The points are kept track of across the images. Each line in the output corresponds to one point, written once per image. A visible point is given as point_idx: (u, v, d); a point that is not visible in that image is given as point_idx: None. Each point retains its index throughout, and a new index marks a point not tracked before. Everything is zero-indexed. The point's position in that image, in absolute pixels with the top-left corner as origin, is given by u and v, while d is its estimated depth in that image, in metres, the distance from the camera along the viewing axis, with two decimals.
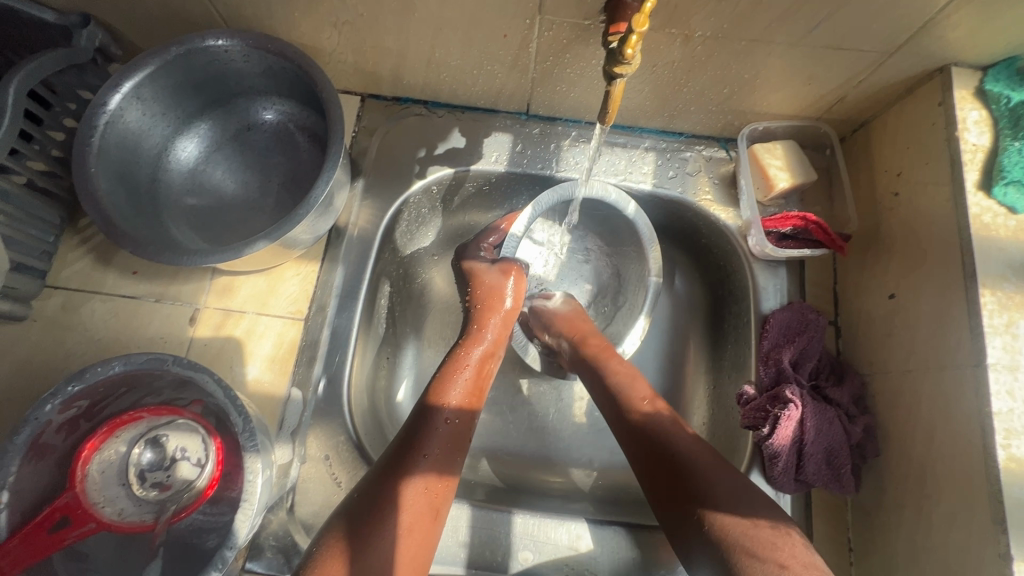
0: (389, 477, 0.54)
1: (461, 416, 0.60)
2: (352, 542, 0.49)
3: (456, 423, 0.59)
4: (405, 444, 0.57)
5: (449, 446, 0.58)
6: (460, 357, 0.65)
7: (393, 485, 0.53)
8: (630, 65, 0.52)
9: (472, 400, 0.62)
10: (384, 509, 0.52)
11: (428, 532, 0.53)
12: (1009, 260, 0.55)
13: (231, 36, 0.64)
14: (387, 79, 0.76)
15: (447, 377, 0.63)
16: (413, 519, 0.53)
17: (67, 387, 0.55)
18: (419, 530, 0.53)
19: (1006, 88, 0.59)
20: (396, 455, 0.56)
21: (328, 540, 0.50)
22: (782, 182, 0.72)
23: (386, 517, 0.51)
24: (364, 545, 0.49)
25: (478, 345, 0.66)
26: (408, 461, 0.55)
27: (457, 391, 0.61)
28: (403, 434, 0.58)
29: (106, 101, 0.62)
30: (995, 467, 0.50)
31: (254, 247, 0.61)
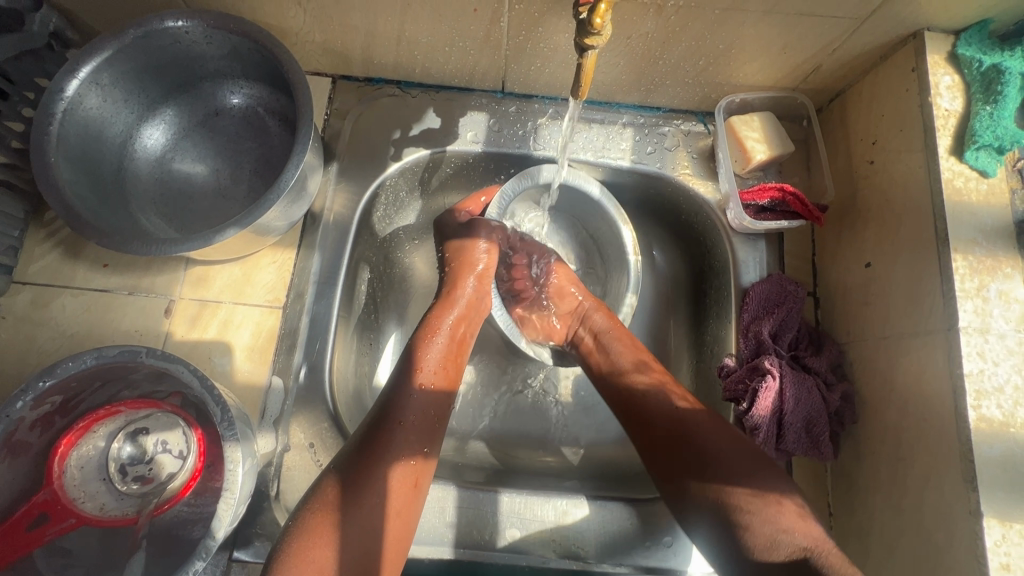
0: (372, 448, 0.54)
1: (437, 390, 0.60)
2: (336, 517, 0.49)
3: (434, 397, 0.60)
4: (383, 413, 0.57)
5: (426, 421, 0.58)
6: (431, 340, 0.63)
7: (377, 457, 0.53)
8: (600, 35, 0.52)
9: (449, 374, 0.63)
10: (367, 475, 0.52)
11: (410, 506, 0.54)
12: (980, 224, 0.55)
13: (191, 17, 0.62)
14: (358, 59, 0.74)
15: (424, 349, 0.62)
16: (398, 494, 0.53)
17: (38, 382, 0.54)
18: (404, 504, 0.53)
19: (978, 52, 0.59)
20: (375, 424, 0.56)
21: (311, 512, 0.50)
22: (759, 154, 0.72)
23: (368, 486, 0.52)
24: (351, 515, 0.50)
25: (453, 310, 0.66)
26: (387, 430, 0.55)
27: (432, 361, 0.62)
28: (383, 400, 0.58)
29: (62, 88, 0.60)
30: (966, 427, 0.50)
31: (225, 234, 0.60)
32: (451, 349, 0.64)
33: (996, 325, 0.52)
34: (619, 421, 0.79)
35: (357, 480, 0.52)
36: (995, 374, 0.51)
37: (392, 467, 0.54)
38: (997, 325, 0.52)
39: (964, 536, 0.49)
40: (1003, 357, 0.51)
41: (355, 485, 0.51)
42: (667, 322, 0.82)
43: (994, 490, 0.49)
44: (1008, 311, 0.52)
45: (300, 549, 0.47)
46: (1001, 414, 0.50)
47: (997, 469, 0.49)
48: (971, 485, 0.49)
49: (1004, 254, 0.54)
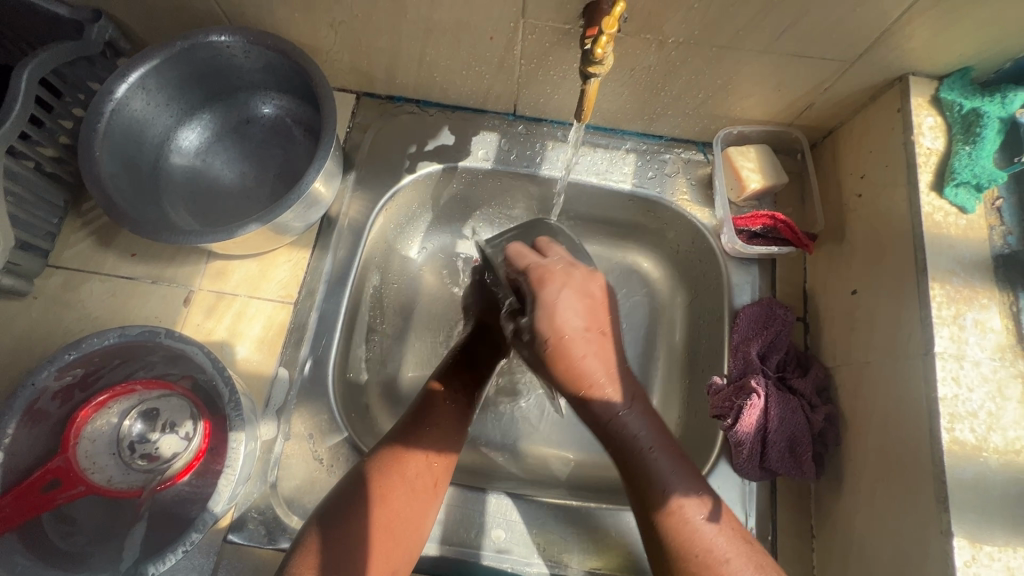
0: (358, 489, 0.56)
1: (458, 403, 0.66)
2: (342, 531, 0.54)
3: (455, 408, 0.66)
4: (415, 417, 0.63)
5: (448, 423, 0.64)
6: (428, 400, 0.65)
7: (357, 505, 0.55)
8: (602, 64, 0.56)
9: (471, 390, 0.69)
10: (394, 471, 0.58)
11: (398, 536, 0.56)
12: (958, 256, 0.58)
13: (233, 33, 0.68)
14: (381, 78, 0.80)
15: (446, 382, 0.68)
16: (382, 536, 0.55)
17: (65, 354, 0.58)
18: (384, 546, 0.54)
19: (959, 96, 0.62)
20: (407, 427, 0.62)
21: (321, 525, 0.54)
22: (754, 183, 0.76)
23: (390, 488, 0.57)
24: (334, 545, 0.53)
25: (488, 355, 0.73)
26: (417, 433, 0.61)
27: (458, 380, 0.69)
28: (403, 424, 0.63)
29: (112, 90, 0.66)
30: (940, 448, 0.52)
31: (247, 229, 0.65)
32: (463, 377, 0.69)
33: (971, 352, 0.54)
34: None
35: (342, 516, 0.54)
36: (969, 399, 0.53)
37: (366, 513, 0.55)
38: (972, 352, 0.54)
39: (935, 557, 0.50)
40: (977, 383, 0.53)
41: (342, 522, 0.54)
42: (662, 340, 0.85)
43: (966, 511, 0.50)
44: (983, 339, 0.55)
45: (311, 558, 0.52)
46: (974, 438, 0.52)
47: (969, 491, 0.51)
48: (942, 505, 0.50)
49: (980, 285, 0.57)
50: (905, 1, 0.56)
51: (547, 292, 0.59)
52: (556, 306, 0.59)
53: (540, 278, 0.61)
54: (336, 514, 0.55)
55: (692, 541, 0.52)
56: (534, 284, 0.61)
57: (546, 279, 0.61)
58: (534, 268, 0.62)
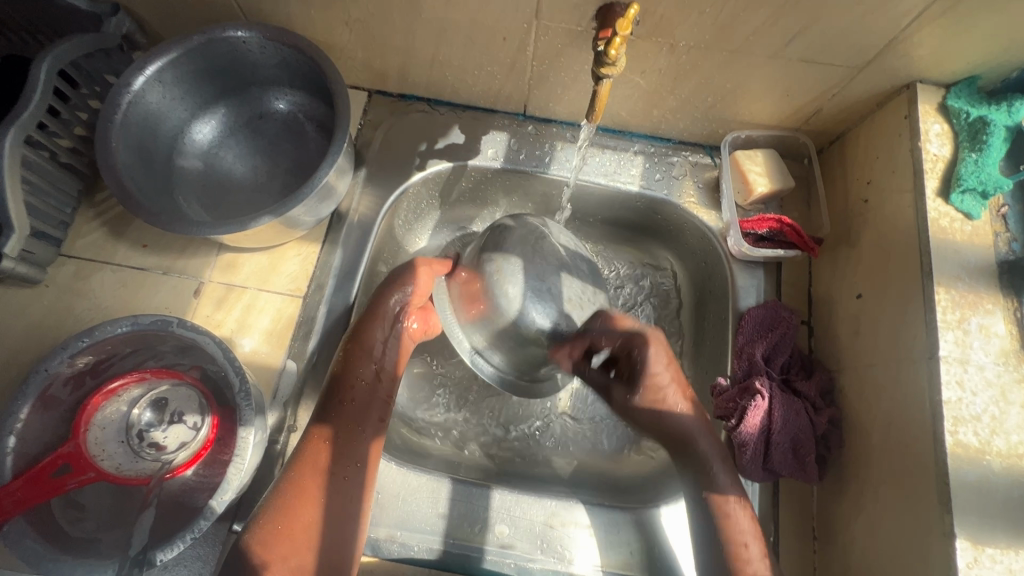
0: (334, 404, 0.64)
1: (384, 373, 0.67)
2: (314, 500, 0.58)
3: (381, 382, 0.67)
4: (332, 399, 0.64)
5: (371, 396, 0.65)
6: (365, 342, 0.67)
7: (339, 419, 0.63)
8: (615, 66, 0.57)
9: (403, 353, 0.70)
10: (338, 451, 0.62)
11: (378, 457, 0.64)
12: (963, 262, 0.59)
13: (250, 29, 0.69)
14: (394, 76, 0.81)
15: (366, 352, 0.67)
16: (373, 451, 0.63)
17: (77, 341, 0.59)
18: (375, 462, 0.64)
19: (966, 104, 0.63)
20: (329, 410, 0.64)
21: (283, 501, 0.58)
22: (761, 187, 0.76)
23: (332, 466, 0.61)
24: (339, 442, 0.62)
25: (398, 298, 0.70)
26: (340, 417, 0.63)
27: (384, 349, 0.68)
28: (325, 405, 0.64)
29: (130, 82, 0.67)
30: (943, 451, 0.53)
31: (260, 221, 0.65)
32: (400, 340, 0.69)
33: (975, 356, 0.55)
34: (613, 435, 0.81)
35: (337, 418, 0.63)
36: (973, 403, 0.53)
37: (356, 432, 0.63)
38: (976, 357, 0.55)
39: (937, 559, 0.51)
40: (981, 387, 0.54)
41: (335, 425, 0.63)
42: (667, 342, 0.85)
43: (968, 513, 0.50)
44: (987, 344, 0.55)
45: (269, 536, 0.56)
46: (976, 441, 0.52)
47: (971, 494, 0.51)
48: (945, 507, 0.51)
49: (985, 290, 0.57)
50: (915, 9, 0.56)
51: (650, 368, 0.66)
52: (628, 338, 0.68)
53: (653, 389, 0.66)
54: (328, 412, 0.63)
55: (732, 519, 0.60)
56: (625, 346, 0.68)
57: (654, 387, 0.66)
58: (637, 335, 0.68)
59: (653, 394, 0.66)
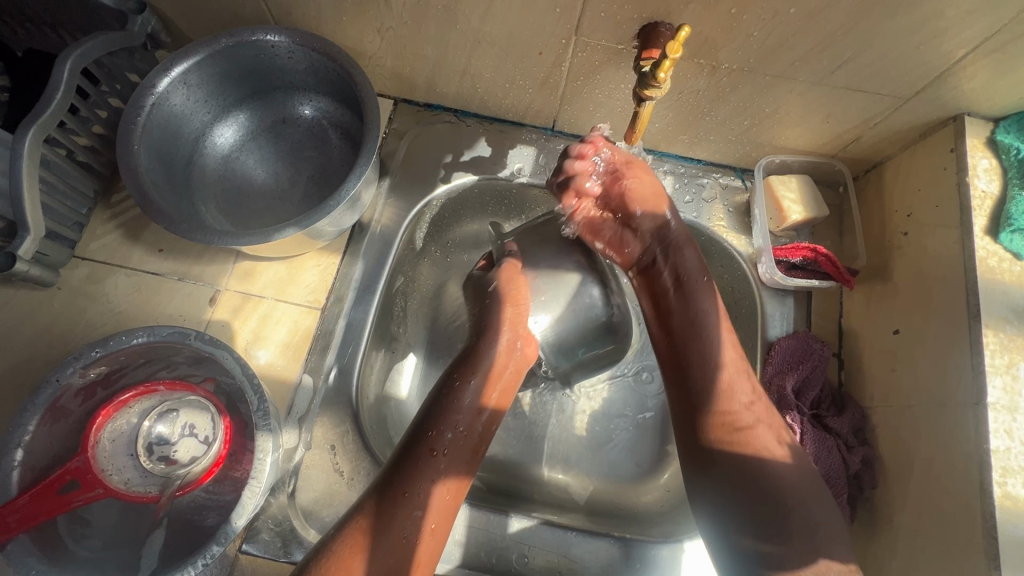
0: (398, 471, 0.56)
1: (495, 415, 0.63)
2: (372, 534, 0.52)
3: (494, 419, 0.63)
4: (419, 434, 0.59)
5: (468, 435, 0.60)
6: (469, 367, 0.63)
7: (408, 486, 0.55)
8: (660, 88, 0.56)
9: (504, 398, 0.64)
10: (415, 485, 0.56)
11: (449, 509, 0.57)
12: (1012, 304, 0.57)
13: (280, 33, 0.67)
14: (421, 86, 0.79)
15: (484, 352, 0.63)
16: (434, 520, 0.56)
17: (91, 351, 0.57)
18: (454, 499, 0.58)
19: (1016, 139, 0.61)
20: (413, 441, 0.59)
21: (348, 531, 0.52)
22: (795, 215, 0.75)
23: (410, 498, 0.55)
24: (421, 486, 0.56)
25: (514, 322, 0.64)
26: (423, 450, 0.58)
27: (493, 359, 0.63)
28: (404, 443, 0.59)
29: (154, 84, 0.65)
30: (990, 503, 0.51)
31: (283, 233, 0.63)
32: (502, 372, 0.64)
33: None
34: (632, 461, 0.79)
35: (409, 471, 0.56)
36: (1022, 453, 0.52)
37: (427, 489, 0.56)
38: None
39: None
40: None
41: (392, 501, 0.54)
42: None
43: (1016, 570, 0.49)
44: None
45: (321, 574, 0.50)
46: None
47: (1019, 550, 0.49)
48: (992, 563, 0.49)
49: None
50: (971, 41, 0.55)
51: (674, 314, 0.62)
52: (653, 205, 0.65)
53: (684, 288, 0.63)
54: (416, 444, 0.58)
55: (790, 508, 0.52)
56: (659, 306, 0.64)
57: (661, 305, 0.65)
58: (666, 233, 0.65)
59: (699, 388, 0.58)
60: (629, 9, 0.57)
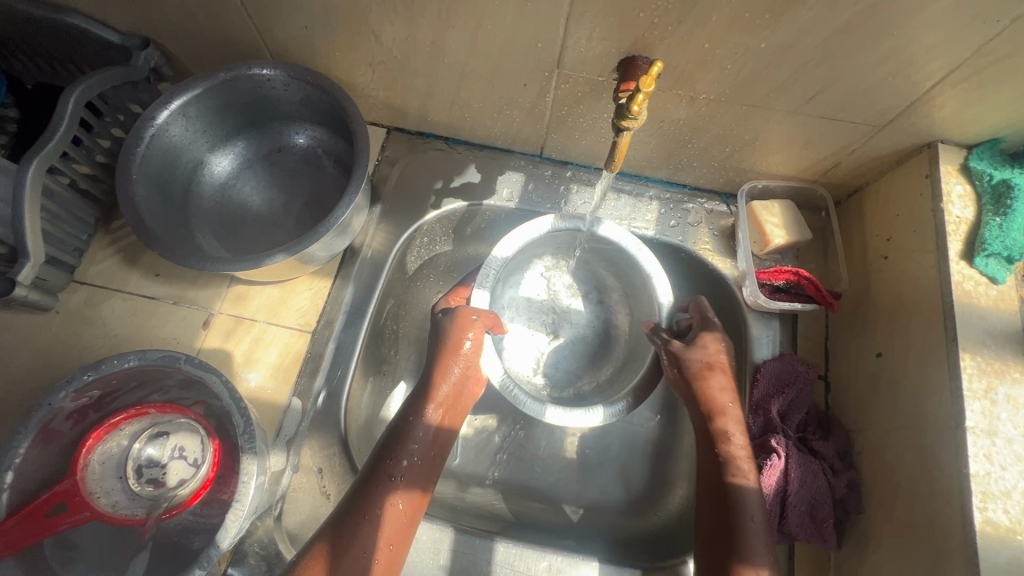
0: (370, 486, 0.59)
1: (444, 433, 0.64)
2: (330, 557, 0.54)
3: (442, 442, 0.64)
4: (381, 456, 0.61)
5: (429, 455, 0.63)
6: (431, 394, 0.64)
7: (374, 496, 0.58)
8: (636, 120, 0.57)
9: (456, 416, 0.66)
10: (369, 502, 0.58)
11: (416, 513, 0.60)
12: (989, 328, 0.58)
13: (275, 67, 0.70)
14: (412, 115, 0.81)
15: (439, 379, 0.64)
16: (394, 525, 0.58)
17: (83, 375, 0.58)
18: (404, 534, 0.59)
19: (989, 166, 0.63)
20: (374, 467, 0.60)
21: (312, 555, 0.55)
22: (778, 238, 0.76)
23: (368, 520, 0.57)
24: (378, 508, 0.58)
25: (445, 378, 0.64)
26: (380, 478, 0.59)
27: (445, 388, 0.64)
28: (369, 468, 0.61)
29: (154, 117, 0.68)
30: (972, 529, 0.51)
31: (274, 259, 0.65)
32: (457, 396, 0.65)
33: (1004, 429, 0.53)
34: (621, 485, 0.78)
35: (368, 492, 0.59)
36: (1002, 478, 0.52)
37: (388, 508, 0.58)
38: (1005, 429, 0.53)
39: None
40: (1011, 462, 0.52)
41: (352, 524, 0.57)
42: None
43: None
44: (1016, 416, 0.54)
45: None
46: (1007, 520, 0.51)
47: None
48: None
49: (1013, 359, 0.56)
50: (938, 72, 0.56)
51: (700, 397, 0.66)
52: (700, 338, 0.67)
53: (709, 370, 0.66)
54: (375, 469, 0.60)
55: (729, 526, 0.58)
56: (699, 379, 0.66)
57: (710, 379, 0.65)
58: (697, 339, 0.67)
59: (723, 426, 0.63)
60: (607, 44, 0.60)
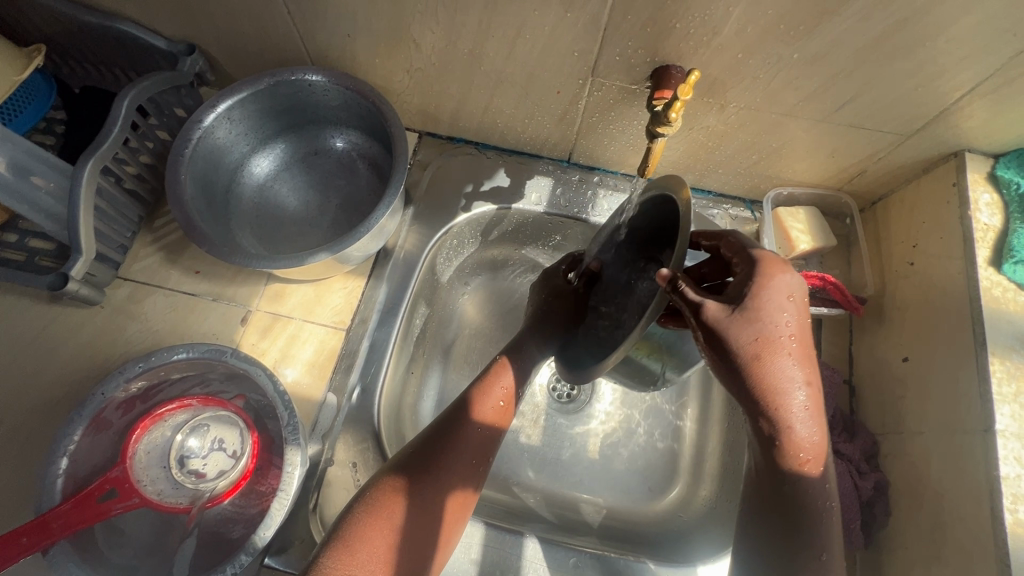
0: (452, 436, 0.57)
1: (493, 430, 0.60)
2: (410, 491, 0.53)
3: (487, 438, 0.59)
4: (449, 424, 0.58)
5: (479, 451, 0.58)
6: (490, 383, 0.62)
7: (454, 452, 0.56)
8: (671, 126, 0.59)
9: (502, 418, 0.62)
10: (448, 452, 0.56)
11: (462, 513, 0.56)
12: (1018, 333, 0.59)
13: (317, 73, 0.73)
14: (445, 120, 0.84)
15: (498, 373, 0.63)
16: (458, 501, 0.55)
17: (134, 366, 0.60)
18: (454, 523, 0.55)
19: (1016, 175, 0.64)
20: (451, 423, 0.58)
21: (386, 487, 0.53)
22: (804, 244, 0.78)
23: (446, 469, 0.55)
24: (456, 462, 0.56)
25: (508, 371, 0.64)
26: (450, 441, 0.57)
27: (501, 387, 0.62)
28: (440, 425, 0.59)
29: (201, 119, 0.71)
30: (1002, 530, 0.52)
31: (315, 257, 0.67)
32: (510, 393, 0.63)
33: None
34: (644, 485, 0.79)
35: (448, 443, 0.57)
36: None
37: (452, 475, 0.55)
38: None
39: None
40: None
41: (431, 469, 0.55)
42: (700, 374, 0.84)
43: None
44: None
45: (360, 526, 0.50)
46: None
47: None
48: None
49: None
50: (967, 83, 0.58)
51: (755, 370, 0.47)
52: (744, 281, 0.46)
53: (765, 346, 0.45)
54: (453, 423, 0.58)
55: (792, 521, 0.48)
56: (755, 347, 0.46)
57: (770, 353, 0.46)
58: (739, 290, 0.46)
59: (784, 413, 0.46)
60: (642, 54, 0.62)
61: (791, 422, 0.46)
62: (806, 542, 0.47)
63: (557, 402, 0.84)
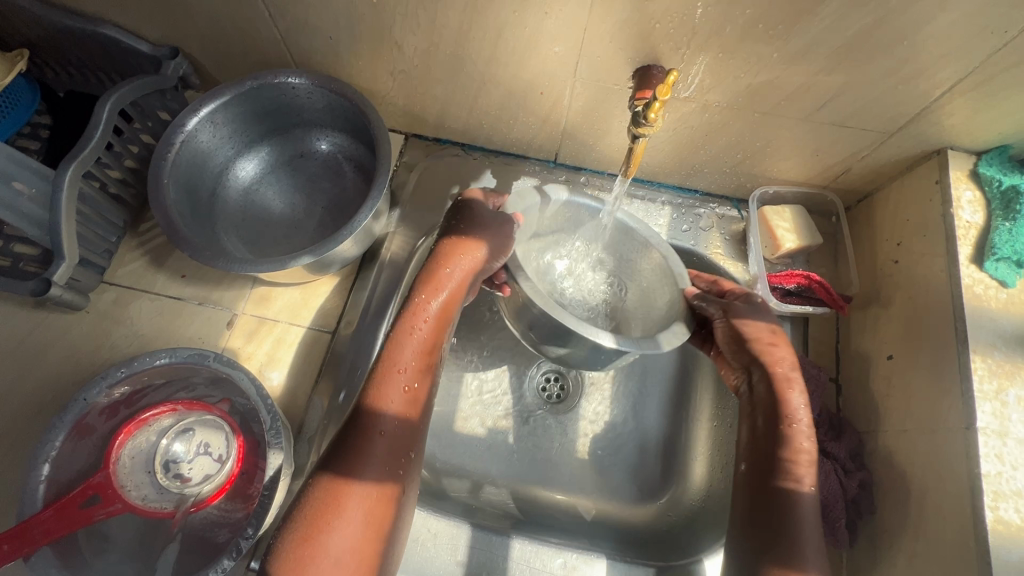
0: (359, 434, 0.51)
1: (407, 413, 0.54)
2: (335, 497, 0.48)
3: (401, 421, 0.53)
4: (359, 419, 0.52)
5: (394, 440, 0.52)
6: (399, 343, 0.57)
7: (361, 452, 0.50)
8: (651, 127, 0.59)
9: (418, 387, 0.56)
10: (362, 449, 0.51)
11: (387, 516, 0.50)
12: (999, 331, 0.59)
13: (301, 76, 0.73)
14: (430, 122, 0.83)
15: (404, 337, 0.57)
16: (377, 504, 0.49)
17: (116, 371, 0.61)
18: (375, 525, 0.48)
19: (998, 172, 0.64)
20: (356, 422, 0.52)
21: (311, 496, 0.48)
22: (789, 243, 0.77)
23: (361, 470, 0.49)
24: (369, 466, 0.50)
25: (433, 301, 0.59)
26: (362, 438, 0.51)
27: (410, 351, 0.56)
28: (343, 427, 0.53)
29: (184, 123, 0.71)
30: (984, 528, 0.52)
31: (299, 261, 0.67)
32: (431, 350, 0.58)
33: (1015, 430, 0.54)
34: (633, 485, 0.79)
35: (356, 447, 0.50)
36: (1014, 478, 0.53)
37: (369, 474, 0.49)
38: (1015, 430, 0.54)
39: None
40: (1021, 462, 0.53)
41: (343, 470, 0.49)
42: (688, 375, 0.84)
43: None
44: None
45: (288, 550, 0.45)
46: (1018, 519, 0.52)
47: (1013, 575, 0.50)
48: None
49: None
50: (947, 81, 0.58)
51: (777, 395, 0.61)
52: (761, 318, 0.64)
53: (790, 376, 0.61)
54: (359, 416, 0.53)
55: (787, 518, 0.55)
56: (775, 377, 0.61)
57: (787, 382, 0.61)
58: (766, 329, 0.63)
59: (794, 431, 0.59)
60: (623, 54, 0.62)
61: (801, 430, 0.58)
62: (788, 540, 0.54)
63: (546, 402, 0.83)
